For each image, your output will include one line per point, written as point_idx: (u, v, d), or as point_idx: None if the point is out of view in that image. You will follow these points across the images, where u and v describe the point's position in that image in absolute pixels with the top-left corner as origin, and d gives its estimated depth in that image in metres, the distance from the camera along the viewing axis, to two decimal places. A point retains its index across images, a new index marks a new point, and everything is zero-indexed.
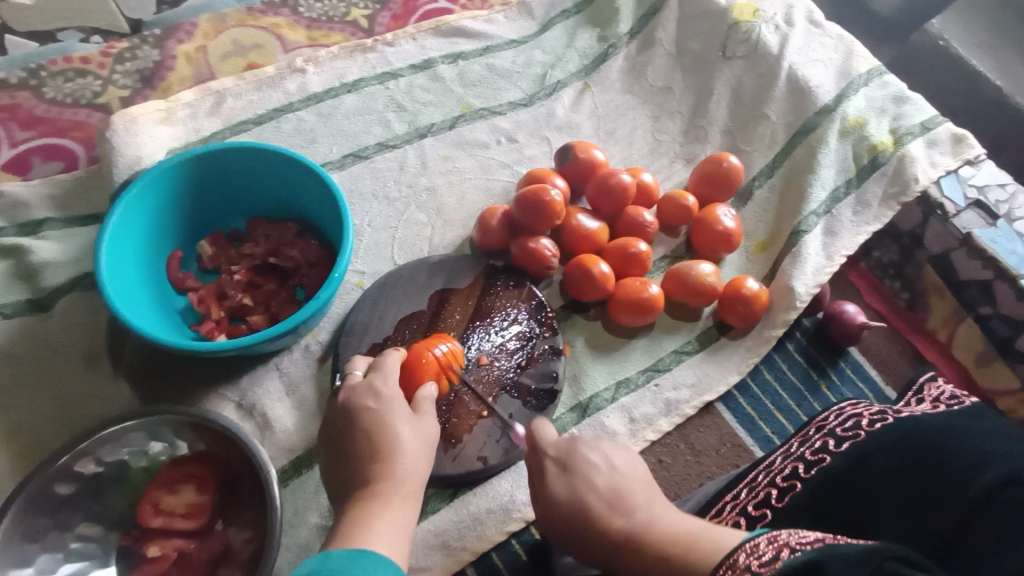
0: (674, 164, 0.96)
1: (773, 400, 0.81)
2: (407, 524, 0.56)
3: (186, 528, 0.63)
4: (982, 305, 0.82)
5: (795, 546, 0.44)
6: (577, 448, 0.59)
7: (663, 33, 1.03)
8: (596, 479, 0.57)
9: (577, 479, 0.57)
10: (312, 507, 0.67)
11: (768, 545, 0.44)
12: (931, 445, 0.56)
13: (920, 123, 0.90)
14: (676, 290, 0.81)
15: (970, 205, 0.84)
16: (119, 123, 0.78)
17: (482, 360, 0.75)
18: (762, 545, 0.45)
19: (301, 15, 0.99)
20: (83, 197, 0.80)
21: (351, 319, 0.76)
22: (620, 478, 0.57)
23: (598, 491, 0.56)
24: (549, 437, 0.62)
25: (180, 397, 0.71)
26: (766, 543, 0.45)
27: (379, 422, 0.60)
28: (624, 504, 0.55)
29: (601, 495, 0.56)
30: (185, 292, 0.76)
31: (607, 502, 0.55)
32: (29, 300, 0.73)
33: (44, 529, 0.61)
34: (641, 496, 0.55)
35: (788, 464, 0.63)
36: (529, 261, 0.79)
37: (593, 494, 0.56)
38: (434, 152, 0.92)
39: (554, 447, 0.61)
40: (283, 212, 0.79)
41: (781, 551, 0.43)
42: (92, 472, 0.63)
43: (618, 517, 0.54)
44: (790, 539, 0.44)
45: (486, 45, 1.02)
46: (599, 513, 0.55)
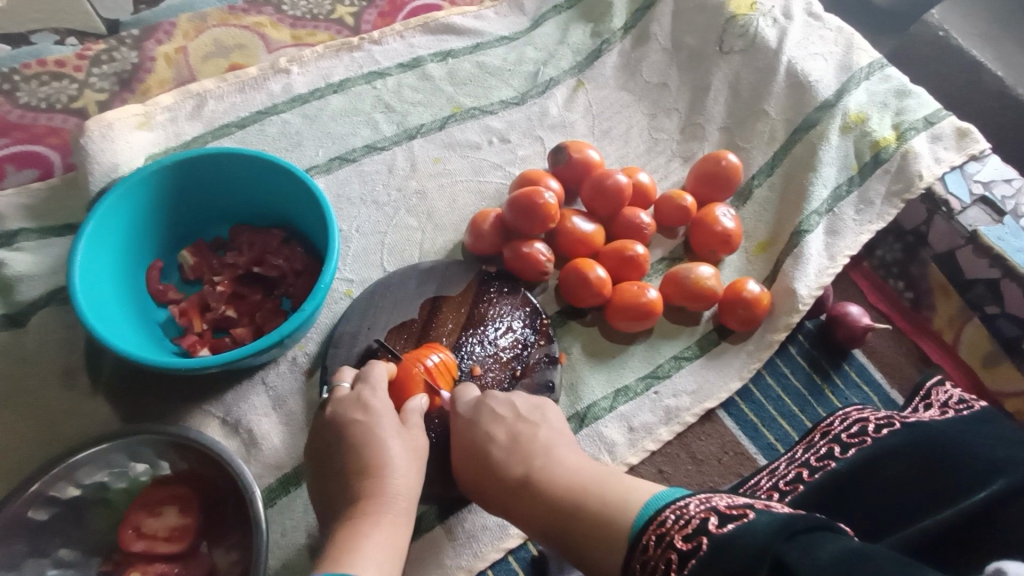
0: (671, 162, 0.94)
1: (776, 405, 0.79)
2: (399, 545, 0.54)
3: (169, 552, 0.60)
4: (989, 304, 0.80)
5: (681, 550, 0.43)
6: (485, 405, 0.63)
7: (658, 28, 1.00)
8: (496, 431, 0.61)
9: (479, 433, 0.61)
10: (301, 527, 0.65)
11: (656, 550, 0.44)
12: (939, 452, 0.55)
13: (923, 118, 0.87)
14: (675, 294, 0.78)
15: (976, 202, 0.82)
16: (94, 128, 0.75)
17: (476, 370, 0.73)
18: (651, 551, 0.45)
19: (284, 13, 0.96)
20: (59, 207, 0.77)
21: (340, 330, 0.73)
22: (521, 427, 0.61)
23: (499, 443, 0.60)
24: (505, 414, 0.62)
25: (163, 414, 0.68)
26: (654, 547, 0.45)
27: (369, 436, 0.58)
28: (522, 450, 0.59)
29: (502, 446, 0.60)
30: (167, 304, 0.73)
31: (506, 449, 0.60)
32: (3, 315, 0.70)
33: (20, 556, 0.58)
34: (539, 442, 0.60)
35: (793, 469, 0.61)
36: (523, 266, 0.76)
37: (493, 444, 0.60)
38: (424, 154, 0.89)
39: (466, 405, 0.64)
40: (267, 218, 0.77)
41: (670, 565, 0.43)
42: (70, 495, 0.60)
43: (516, 464, 0.58)
44: (676, 539, 0.44)
45: (476, 42, 0.99)
46: (498, 459, 0.59)
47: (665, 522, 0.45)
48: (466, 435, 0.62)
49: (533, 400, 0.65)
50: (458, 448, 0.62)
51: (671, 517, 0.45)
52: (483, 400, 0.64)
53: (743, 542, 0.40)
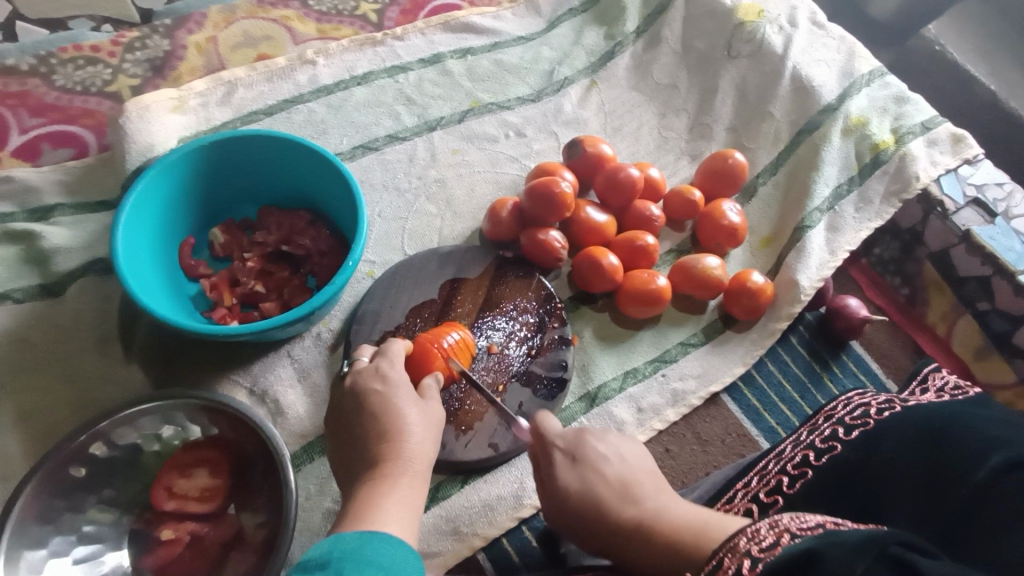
0: (679, 160, 0.98)
1: (777, 391, 0.82)
2: (415, 503, 0.57)
3: (200, 511, 0.63)
4: (980, 300, 0.84)
5: (795, 532, 0.47)
6: (586, 442, 0.61)
7: (669, 32, 1.04)
8: (606, 472, 0.59)
9: (587, 475, 0.59)
10: (325, 492, 0.68)
11: (768, 531, 0.48)
12: (939, 431, 0.57)
13: (921, 123, 0.92)
14: (683, 283, 0.82)
15: (969, 203, 0.86)
16: (132, 109, 0.79)
17: (493, 349, 0.76)
18: (763, 531, 0.48)
19: (311, 8, 1.00)
20: (94, 184, 0.80)
21: (363, 307, 0.76)
22: (629, 470, 0.59)
23: (607, 482, 0.59)
24: (554, 428, 0.62)
25: (193, 382, 0.71)
26: (766, 529, 0.48)
27: (386, 405, 0.60)
28: (633, 495, 0.57)
29: (612, 488, 0.58)
30: (197, 279, 0.76)
31: (617, 492, 0.58)
32: (41, 285, 0.73)
33: (58, 511, 0.61)
34: (650, 487, 0.58)
35: (799, 452, 0.64)
36: (539, 253, 0.80)
37: (603, 486, 0.58)
38: (444, 145, 0.93)
39: (560, 437, 0.62)
40: (295, 200, 0.80)
41: (782, 536, 0.46)
42: (105, 455, 0.63)
43: (630, 507, 0.57)
44: (791, 524, 0.48)
45: (494, 41, 1.03)
46: (611, 505, 0.57)
47: (780, 518, 0.49)
48: (572, 475, 0.60)
49: (641, 451, 0.62)
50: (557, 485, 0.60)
51: (784, 516, 0.49)
52: (581, 437, 0.61)
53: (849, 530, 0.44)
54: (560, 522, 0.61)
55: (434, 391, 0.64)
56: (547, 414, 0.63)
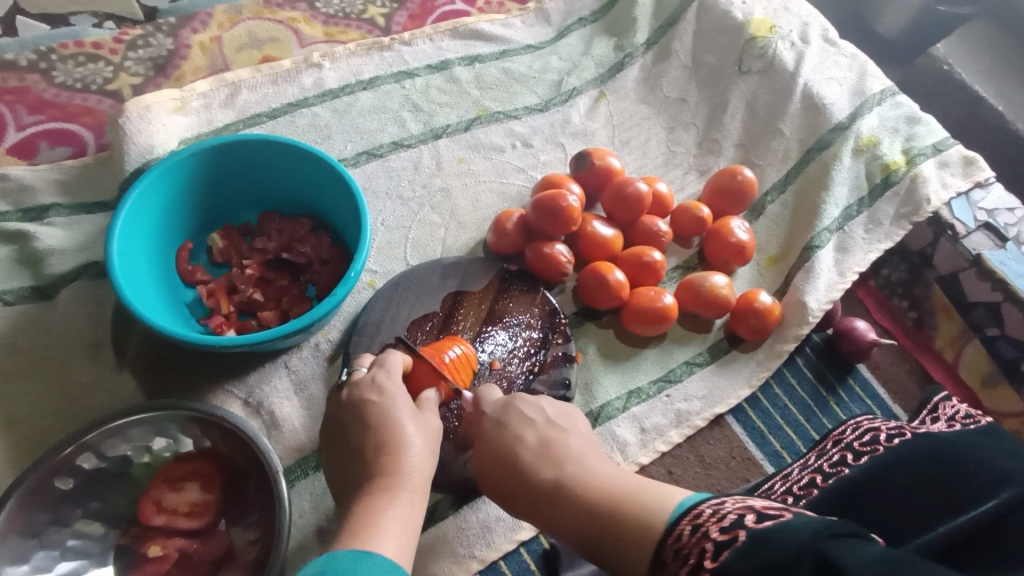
0: (687, 175, 0.96)
1: (782, 414, 0.81)
2: (415, 521, 0.55)
3: (189, 527, 0.61)
4: (989, 326, 0.83)
5: (717, 541, 0.42)
6: (514, 407, 0.62)
7: (679, 45, 1.03)
8: (527, 433, 0.60)
9: (509, 435, 0.60)
10: (319, 510, 0.66)
11: (691, 539, 0.44)
12: (950, 461, 0.55)
13: (932, 144, 0.91)
14: (690, 301, 0.80)
15: (980, 227, 0.85)
16: (132, 109, 0.77)
17: (495, 364, 0.75)
18: (686, 538, 0.44)
19: (318, 10, 0.98)
20: (91, 184, 0.78)
21: (363, 319, 0.74)
22: (552, 431, 0.60)
23: (527, 444, 0.59)
24: (491, 397, 0.64)
25: (186, 392, 0.70)
26: (688, 535, 0.44)
27: (385, 417, 0.59)
28: (554, 455, 0.58)
29: (532, 450, 0.59)
30: (194, 285, 0.74)
31: (536, 453, 0.58)
32: (32, 287, 0.71)
33: (42, 525, 0.59)
34: (571, 448, 0.58)
35: (806, 475, 0.62)
36: (544, 267, 0.78)
37: (523, 446, 0.59)
38: (449, 154, 0.91)
39: (491, 403, 0.63)
40: (296, 207, 0.78)
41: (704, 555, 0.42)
42: (93, 466, 0.61)
43: (548, 469, 0.57)
44: (710, 525, 0.43)
45: (503, 48, 1.01)
46: (530, 464, 0.58)
47: (701, 514, 0.45)
48: (495, 437, 0.61)
49: (561, 406, 0.64)
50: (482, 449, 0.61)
51: (706, 509, 0.45)
52: (511, 402, 0.63)
53: (781, 539, 0.39)
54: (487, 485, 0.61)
55: (433, 405, 0.62)
56: (489, 387, 0.66)
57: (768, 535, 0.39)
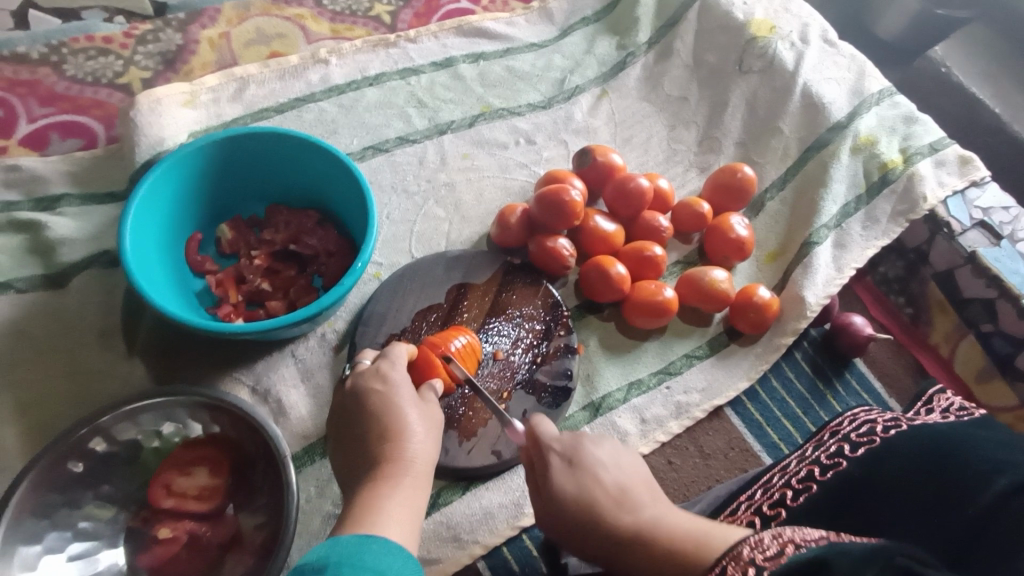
0: (688, 172, 0.98)
1: (780, 407, 0.82)
2: (419, 506, 0.56)
3: (198, 510, 0.62)
4: (983, 322, 0.84)
5: (800, 543, 0.44)
6: (584, 444, 0.59)
7: (681, 44, 1.05)
8: (602, 477, 0.57)
9: (583, 477, 0.57)
10: (325, 495, 0.67)
11: (773, 540, 0.45)
12: (943, 454, 0.56)
13: (929, 144, 0.92)
14: (690, 295, 0.82)
15: (975, 225, 0.86)
16: (143, 102, 0.79)
17: (498, 355, 0.76)
18: (767, 541, 0.45)
19: (325, 8, 1.00)
20: (101, 176, 0.80)
21: (369, 309, 0.76)
22: (625, 476, 0.57)
23: (604, 488, 0.56)
24: (551, 432, 0.60)
25: (195, 379, 0.71)
26: (770, 538, 0.45)
27: (387, 405, 0.60)
28: (632, 501, 0.55)
29: (608, 494, 0.56)
30: (203, 275, 0.76)
31: (613, 499, 0.56)
32: (44, 275, 0.72)
33: (54, 506, 0.60)
34: (647, 494, 0.56)
35: (804, 467, 0.64)
36: (547, 260, 0.79)
37: (599, 491, 0.56)
38: (454, 149, 0.93)
39: (556, 439, 0.59)
40: (304, 200, 0.80)
41: (785, 547, 0.44)
42: (104, 450, 0.62)
43: (626, 514, 0.55)
44: (795, 535, 0.45)
45: (507, 46, 1.03)
46: (607, 510, 0.55)
47: (785, 529, 0.47)
48: (566, 475, 0.57)
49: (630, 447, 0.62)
50: (552, 490, 0.57)
51: (790, 526, 0.47)
52: (579, 437, 0.59)
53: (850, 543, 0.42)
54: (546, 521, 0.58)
55: (434, 395, 0.63)
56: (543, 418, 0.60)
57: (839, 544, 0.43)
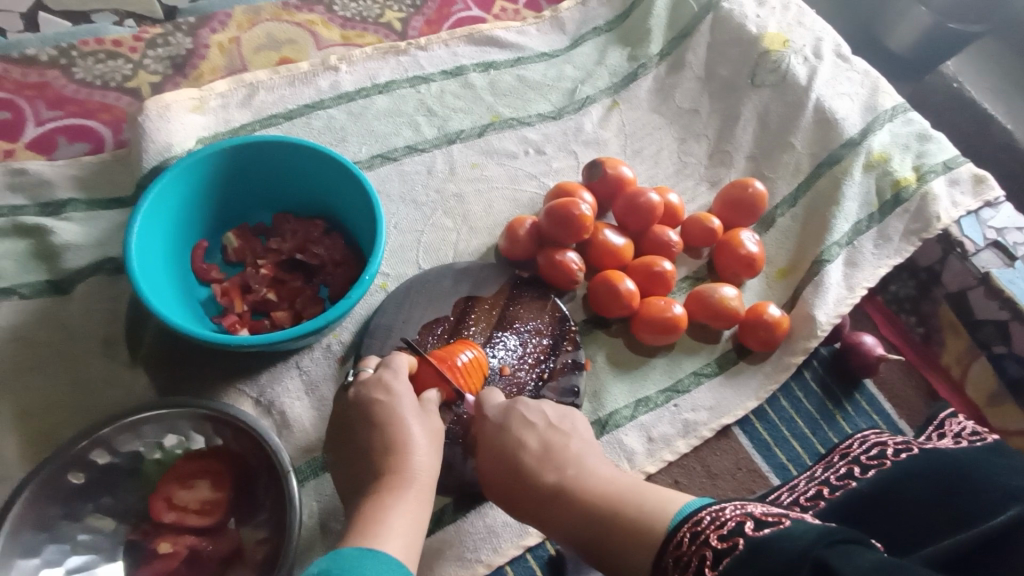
0: (698, 186, 0.97)
1: (789, 426, 0.81)
2: (420, 519, 0.55)
3: (198, 525, 0.61)
4: (996, 344, 0.83)
5: (717, 549, 0.44)
6: (515, 411, 0.64)
7: (693, 56, 1.04)
8: (528, 438, 0.62)
9: (509, 438, 0.62)
10: (327, 510, 0.67)
11: (691, 547, 0.45)
12: (959, 479, 0.55)
13: (943, 162, 0.91)
14: (699, 311, 0.81)
15: (988, 245, 0.85)
16: (152, 107, 0.79)
17: (505, 370, 0.75)
18: (686, 548, 0.46)
19: (335, 14, 0.99)
20: (108, 181, 0.79)
21: (375, 321, 0.75)
22: (554, 437, 0.62)
23: (530, 449, 0.61)
24: (493, 402, 0.65)
25: (198, 389, 0.70)
26: (688, 544, 0.46)
27: (391, 416, 0.59)
28: (555, 460, 0.60)
29: (534, 454, 0.61)
30: (209, 284, 0.75)
31: (538, 457, 0.61)
32: (48, 282, 0.72)
33: (54, 518, 0.59)
34: (572, 452, 0.61)
35: (812, 487, 0.62)
36: (556, 274, 0.79)
37: (525, 451, 0.61)
38: (463, 159, 0.92)
39: (493, 407, 0.65)
40: (312, 208, 0.79)
41: (704, 560, 0.44)
42: (106, 462, 0.62)
43: (549, 472, 0.59)
44: (710, 533, 0.45)
45: (517, 55, 1.02)
46: (531, 467, 0.60)
47: (701, 522, 0.46)
48: (495, 438, 0.63)
49: (561, 409, 0.66)
50: (484, 450, 0.63)
51: (704, 517, 0.46)
52: (512, 407, 0.65)
53: (781, 545, 0.40)
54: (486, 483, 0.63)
55: (435, 405, 0.62)
56: (491, 393, 0.66)
57: (764, 545, 0.41)
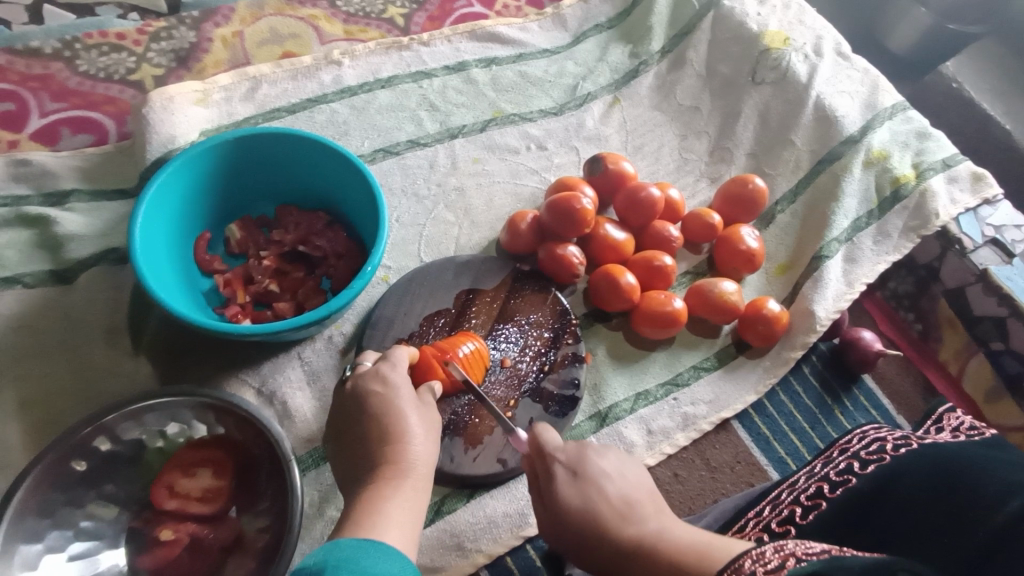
0: (699, 182, 0.97)
1: (787, 420, 0.82)
2: (418, 509, 0.56)
3: (201, 512, 0.61)
4: (994, 340, 0.84)
5: (802, 557, 0.43)
6: (587, 456, 0.57)
7: (694, 54, 1.04)
8: (606, 488, 0.55)
9: (586, 487, 0.55)
10: (328, 500, 0.67)
11: (773, 554, 0.43)
12: (955, 472, 0.55)
13: (942, 160, 0.92)
14: (698, 306, 0.81)
15: (987, 242, 0.86)
16: (156, 100, 0.79)
17: (506, 362, 0.76)
18: (768, 553, 0.44)
19: (338, 9, 1.00)
20: (112, 172, 0.80)
21: (377, 313, 0.75)
22: (629, 487, 0.56)
23: (608, 500, 0.55)
24: (554, 442, 0.59)
25: (200, 379, 0.70)
26: (771, 551, 0.44)
27: (387, 407, 0.59)
28: (635, 515, 0.53)
29: (611, 505, 0.54)
30: (211, 275, 0.75)
31: (617, 510, 0.54)
32: (52, 271, 0.72)
33: (57, 505, 0.59)
34: (652, 506, 0.54)
35: (812, 483, 0.63)
36: (556, 267, 0.79)
37: (603, 503, 0.54)
38: (464, 154, 0.92)
39: (560, 451, 0.58)
40: (314, 200, 0.79)
41: (787, 560, 0.42)
42: (109, 450, 0.62)
43: (632, 526, 0.53)
44: (796, 549, 0.44)
45: (520, 52, 1.02)
46: (610, 522, 0.53)
47: (786, 543, 0.45)
48: (568, 486, 0.56)
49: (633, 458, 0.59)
50: (558, 501, 0.56)
51: (790, 541, 0.45)
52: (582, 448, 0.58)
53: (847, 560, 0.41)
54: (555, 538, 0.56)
55: (433, 398, 0.63)
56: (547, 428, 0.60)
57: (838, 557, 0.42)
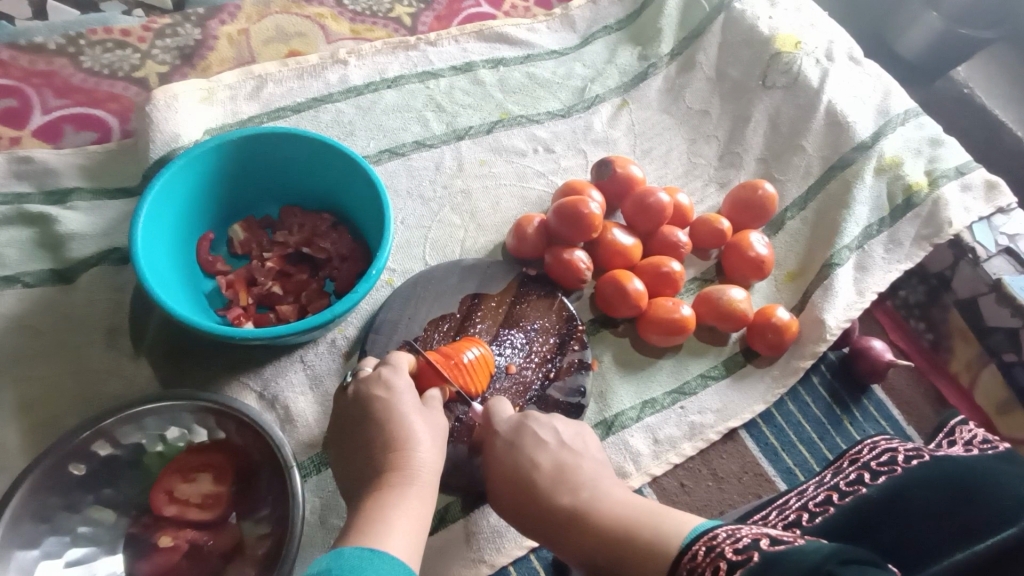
0: (707, 187, 0.96)
1: (796, 431, 0.80)
2: (424, 516, 0.54)
3: (200, 518, 0.60)
4: (1006, 352, 0.82)
5: (733, 560, 0.43)
6: (527, 427, 0.62)
7: (704, 57, 1.03)
8: (542, 458, 0.60)
9: (523, 458, 0.60)
10: (330, 507, 0.66)
11: (705, 559, 0.44)
12: (968, 486, 0.52)
13: (955, 167, 0.90)
14: (707, 313, 0.80)
15: (1001, 252, 0.85)
16: (160, 98, 0.78)
17: (512, 368, 0.74)
18: (700, 558, 0.45)
19: (345, 7, 0.99)
20: (114, 170, 0.79)
21: (381, 317, 0.74)
22: (566, 454, 0.61)
23: (542, 469, 0.59)
24: (502, 413, 0.65)
25: (201, 382, 0.69)
26: (703, 556, 0.45)
27: (390, 412, 0.58)
28: (570, 481, 0.58)
29: (546, 474, 0.59)
30: (214, 276, 0.74)
31: (552, 478, 0.59)
32: (53, 271, 0.71)
33: (54, 509, 0.58)
34: (585, 474, 0.59)
35: (822, 491, 0.61)
36: (563, 272, 0.78)
37: (539, 472, 0.59)
38: (471, 156, 0.91)
39: (504, 422, 0.64)
40: (319, 202, 0.79)
41: (720, 569, 0.43)
42: (108, 454, 0.61)
43: (564, 494, 0.57)
44: (726, 547, 0.44)
45: (527, 53, 1.01)
46: (545, 489, 0.58)
47: (716, 537, 0.46)
48: (506, 458, 0.61)
49: (574, 426, 0.65)
50: (498, 469, 0.61)
51: (720, 534, 0.46)
52: (523, 423, 0.63)
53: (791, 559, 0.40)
54: (500, 507, 0.61)
55: (438, 403, 0.62)
56: (499, 401, 0.66)
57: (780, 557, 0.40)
